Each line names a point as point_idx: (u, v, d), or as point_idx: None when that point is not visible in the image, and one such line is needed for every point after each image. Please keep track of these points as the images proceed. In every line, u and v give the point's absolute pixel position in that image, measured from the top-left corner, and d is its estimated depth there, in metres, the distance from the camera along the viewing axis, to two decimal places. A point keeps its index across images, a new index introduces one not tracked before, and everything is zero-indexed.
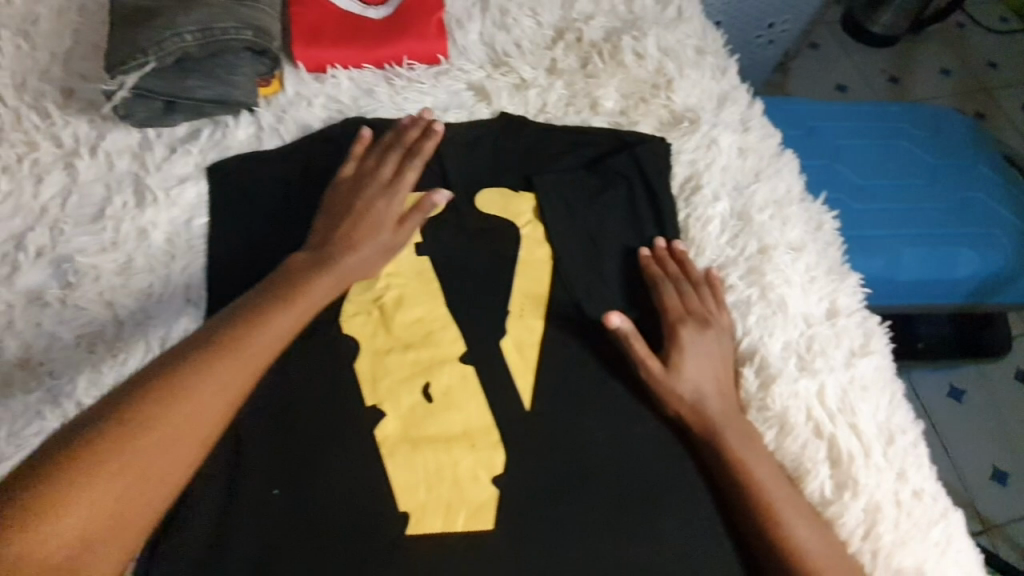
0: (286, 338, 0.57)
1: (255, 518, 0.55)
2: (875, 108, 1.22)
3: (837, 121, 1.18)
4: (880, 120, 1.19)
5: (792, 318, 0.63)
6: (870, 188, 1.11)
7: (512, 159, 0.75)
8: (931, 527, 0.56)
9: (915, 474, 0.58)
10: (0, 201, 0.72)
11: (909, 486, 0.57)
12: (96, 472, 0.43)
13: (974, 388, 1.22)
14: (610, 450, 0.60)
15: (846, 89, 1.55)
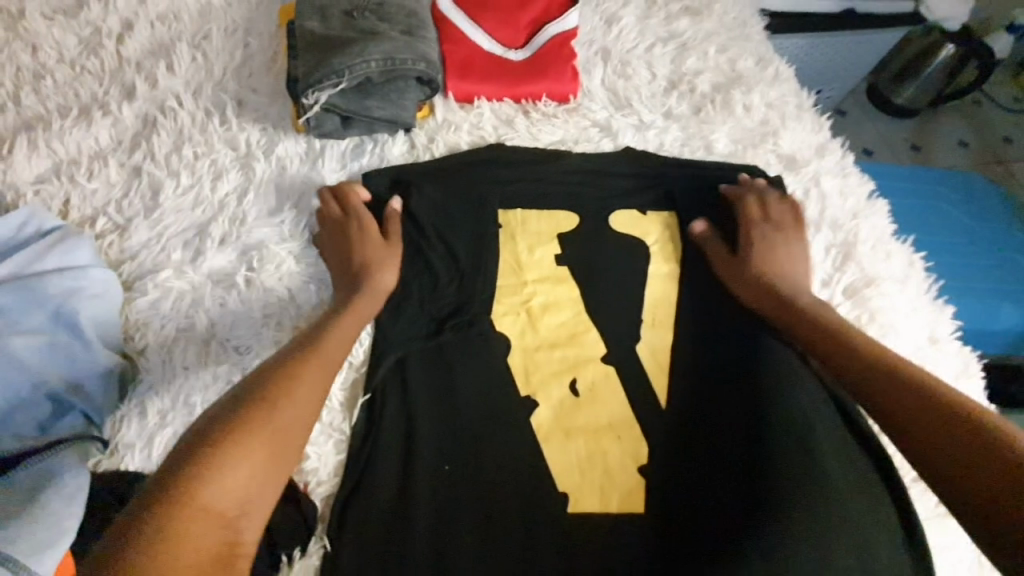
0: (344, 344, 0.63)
1: (431, 487, 0.61)
2: (921, 172, 1.34)
3: (890, 183, 1.30)
4: (925, 182, 1.32)
5: (903, 340, 0.71)
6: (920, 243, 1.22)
7: (638, 187, 0.83)
8: None
9: None
10: (183, 194, 0.80)
11: None
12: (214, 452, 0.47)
13: None
14: (745, 444, 0.64)
15: (871, 152, 1.69)
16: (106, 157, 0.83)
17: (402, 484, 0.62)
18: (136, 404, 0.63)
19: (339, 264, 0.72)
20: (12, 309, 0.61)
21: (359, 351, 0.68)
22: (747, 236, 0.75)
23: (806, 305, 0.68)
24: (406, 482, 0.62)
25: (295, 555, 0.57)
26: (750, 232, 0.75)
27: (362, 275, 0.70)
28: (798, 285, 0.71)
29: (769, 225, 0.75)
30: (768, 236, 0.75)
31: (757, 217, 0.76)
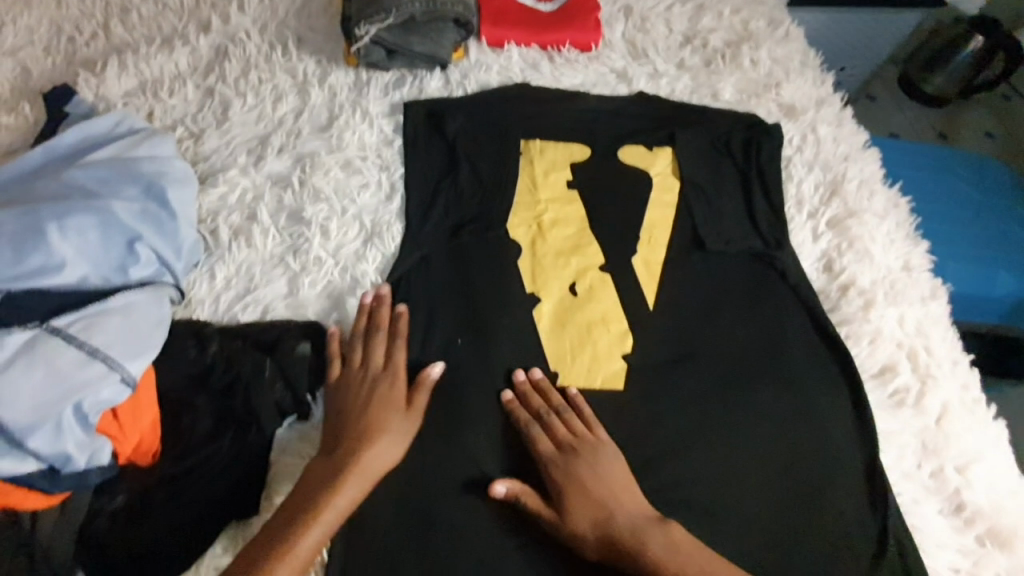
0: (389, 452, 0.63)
1: (442, 354, 0.72)
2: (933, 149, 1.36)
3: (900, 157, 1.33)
4: (935, 159, 1.34)
5: (877, 265, 0.78)
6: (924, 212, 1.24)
7: (647, 126, 0.92)
8: (989, 427, 0.70)
9: (976, 387, 0.72)
10: (248, 111, 0.92)
11: (972, 393, 0.71)
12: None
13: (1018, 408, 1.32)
14: (717, 342, 0.73)
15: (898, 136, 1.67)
16: (185, 79, 0.96)
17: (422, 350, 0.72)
18: (205, 270, 0.76)
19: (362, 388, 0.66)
20: (111, 180, 0.73)
21: (392, 244, 0.79)
22: (533, 452, 0.66)
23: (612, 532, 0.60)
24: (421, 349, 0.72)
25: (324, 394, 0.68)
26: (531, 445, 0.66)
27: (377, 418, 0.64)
28: (602, 502, 0.62)
29: (547, 433, 0.67)
30: (548, 441, 0.66)
31: (537, 426, 0.67)
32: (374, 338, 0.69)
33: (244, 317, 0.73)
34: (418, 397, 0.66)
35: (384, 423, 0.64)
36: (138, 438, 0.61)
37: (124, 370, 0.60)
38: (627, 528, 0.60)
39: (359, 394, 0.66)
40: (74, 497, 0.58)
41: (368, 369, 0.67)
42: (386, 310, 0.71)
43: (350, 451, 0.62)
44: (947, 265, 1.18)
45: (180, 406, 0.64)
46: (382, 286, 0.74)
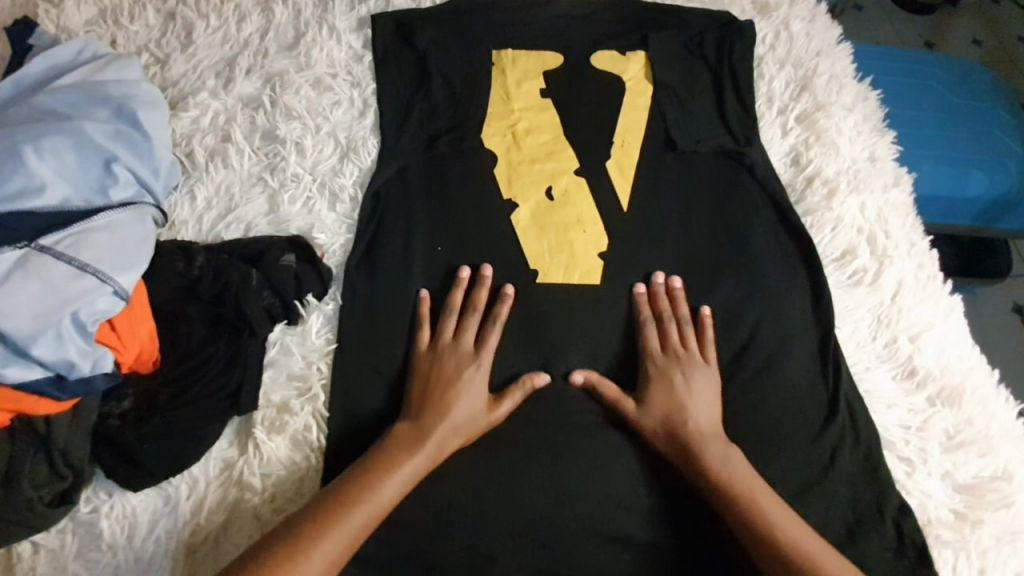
0: (472, 419, 0.64)
1: (425, 259, 0.74)
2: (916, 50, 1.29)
3: (879, 57, 1.25)
4: (920, 58, 1.25)
5: (843, 157, 0.80)
6: (900, 114, 1.19)
7: (620, 29, 0.91)
8: (942, 300, 0.74)
9: (930, 265, 0.76)
10: (212, 33, 0.90)
11: (926, 271, 0.76)
12: (332, 527, 0.54)
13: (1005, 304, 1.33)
14: (686, 237, 0.76)
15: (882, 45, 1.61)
16: (144, 4, 0.93)
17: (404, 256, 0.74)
18: (185, 192, 0.77)
19: (425, 349, 0.68)
20: (81, 104, 0.73)
21: (368, 158, 0.80)
22: (645, 376, 0.68)
23: (701, 471, 0.62)
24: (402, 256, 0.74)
25: (311, 299, 0.70)
26: (650, 369, 0.68)
27: (450, 376, 0.65)
28: (694, 434, 0.64)
29: (668, 358, 0.68)
30: (689, 370, 0.68)
31: (660, 348, 0.69)
32: (468, 318, 0.70)
33: (228, 235, 0.75)
34: (513, 394, 0.67)
35: (464, 396, 0.64)
36: (139, 349, 0.64)
37: (116, 283, 0.62)
38: (722, 463, 0.62)
39: (443, 369, 0.66)
40: (83, 403, 0.61)
41: (460, 348, 0.68)
42: (484, 293, 0.71)
43: (432, 415, 0.63)
44: (923, 170, 1.14)
45: (173, 319, 0.67)
46: (482, 266, 0.74)
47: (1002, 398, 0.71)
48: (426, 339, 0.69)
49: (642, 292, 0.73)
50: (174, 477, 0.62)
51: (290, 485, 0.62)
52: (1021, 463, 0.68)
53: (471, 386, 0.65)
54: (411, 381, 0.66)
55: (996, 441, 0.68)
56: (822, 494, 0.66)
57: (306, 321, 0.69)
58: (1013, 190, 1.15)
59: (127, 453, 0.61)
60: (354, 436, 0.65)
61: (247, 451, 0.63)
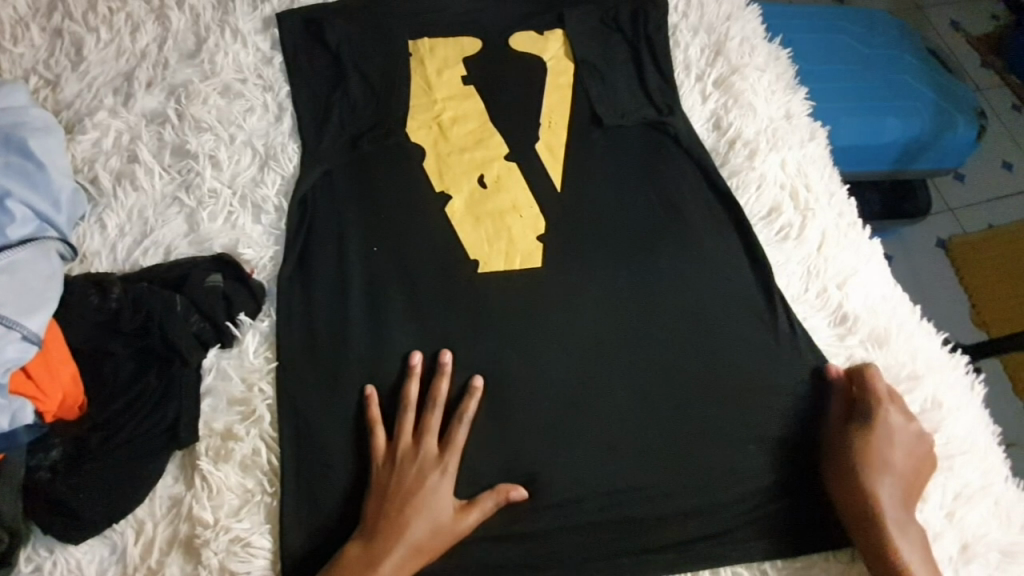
0: (448, 531, 0.60)
1: (362, 262, 0.72)
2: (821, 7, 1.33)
3: (786, 18, 1.28)
4: (824, 14, 1.30)
5: (761, 117, 0.82)
6: (812, 71, 1.23)
7: (535, 7, 0.89)
8: (863, 245, 0.79)
9: (849, 214, 0.80)
10: (105, 48, 0.84)
11: (846, 220, 0.79)
12: None
13: (927, 239, 1.41)
14: (620, 212, 0.77)
15: None
16: (25, 23, 0.86)
17: (339, 261, 0.72)
18: (94, 220, 0.72)
19: (383, 460, 0.62)
20: None
21: (289, 164, 0.77)
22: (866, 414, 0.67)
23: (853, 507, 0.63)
24: (335, 261, 0.72)
25: (245, 319, 0.66)
26: (875, 414, 0.66)
27: (410, 489, 0.61)
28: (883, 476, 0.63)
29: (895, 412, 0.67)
30: (918, 429, 0.66)
31: (888, 401, 0.67)
32: (429, 417, 0.65)
33: (147, 261, 0.70)
34: (483, 502, 0.63)
35: (425, 506, 0.60)
36: (63, 394, 0.60)
37: (24, 327, 0.58)
38: (897, 528, 0.61)
39: (402, 480, 0.61)
40: (8, 459, 0.57)
41: (424, 451, 0.63)
42: (446, 382, 0.66)
43: (386, 538, 0.58)
44: (837, 123, 1.19)
45: (97, 358, 0.63)
46: (439, 352, 0.68)
47: (922, 329, 0.76)
48: (382, 448, 0.63)
49: (838, 373, 0.71)
50: (117, 523, 0.58)
51: (246, 517, 0.60)
52: (946, 389, 0.72)
53: (432, 498, 0.61)
54: (366, 496, 0.61)
55: (924, 373, 0.72)
56: (767, 443, 0.69)
57: (242, 341, 0.66)
58: (922, 131, 1.22)
59: (62, 504, 0.57)
60: (306, 452, 0.63)
61: (194, 485, 0.60)
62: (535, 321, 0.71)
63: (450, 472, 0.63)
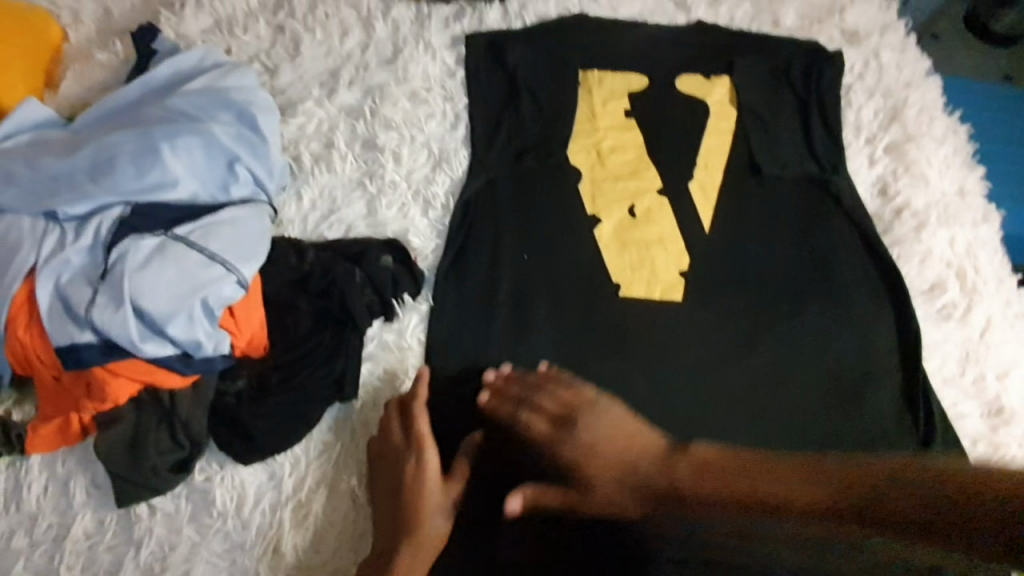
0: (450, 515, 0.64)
1: (512, 267, 0.77)
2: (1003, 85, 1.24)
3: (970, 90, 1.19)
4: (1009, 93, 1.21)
5: (933, 189, 0.79)
6: (989, 151, 1.14)
7: (705, 53, 0.92)
8: None
9: (1018, 303, 0.75)
10: (317, 45, 0.96)
11: (1013, 309, 0.75)
12: None
13: None
14: (768, 260, 0.77)
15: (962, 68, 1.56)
16: (256, 17, 1.00)
17: (491, 261, 0.77)
18: (293, 192, 0.83)
19: (385, 461, 0.65)
20: (207, 108, 0.79)
21: (459, 168, 0.85)
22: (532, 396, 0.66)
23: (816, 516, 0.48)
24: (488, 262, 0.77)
25: (407, 298, 0.74)
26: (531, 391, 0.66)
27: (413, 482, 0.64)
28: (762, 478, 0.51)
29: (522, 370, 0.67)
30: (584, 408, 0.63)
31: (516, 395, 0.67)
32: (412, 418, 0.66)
33: (330, 234, 0.80)
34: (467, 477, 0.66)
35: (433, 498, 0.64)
36: (252, 334, 0.69)
37: (239, 273, 0.68)
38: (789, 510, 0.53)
39: (408, 478, 0.64)
40: (203, 380, 0.67)
41: (417, 447, 0.65)
42: (421, 385, 0.68)
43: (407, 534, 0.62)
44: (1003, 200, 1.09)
45: (283, 309, 0.72)
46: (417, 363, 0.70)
47: None
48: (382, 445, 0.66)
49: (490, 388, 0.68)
50: (279, 454, 0.66)
51: None
52: None
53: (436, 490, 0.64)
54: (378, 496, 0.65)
55: None
56: None
57: (403, 319, 0.73)
58: None
59: (241, 429, 0.66)
60: (441, 430, 0.70)
61: (346, 437, 0.68)
62: (671, 352, 0.73)
63: (444, 460, 0.66)
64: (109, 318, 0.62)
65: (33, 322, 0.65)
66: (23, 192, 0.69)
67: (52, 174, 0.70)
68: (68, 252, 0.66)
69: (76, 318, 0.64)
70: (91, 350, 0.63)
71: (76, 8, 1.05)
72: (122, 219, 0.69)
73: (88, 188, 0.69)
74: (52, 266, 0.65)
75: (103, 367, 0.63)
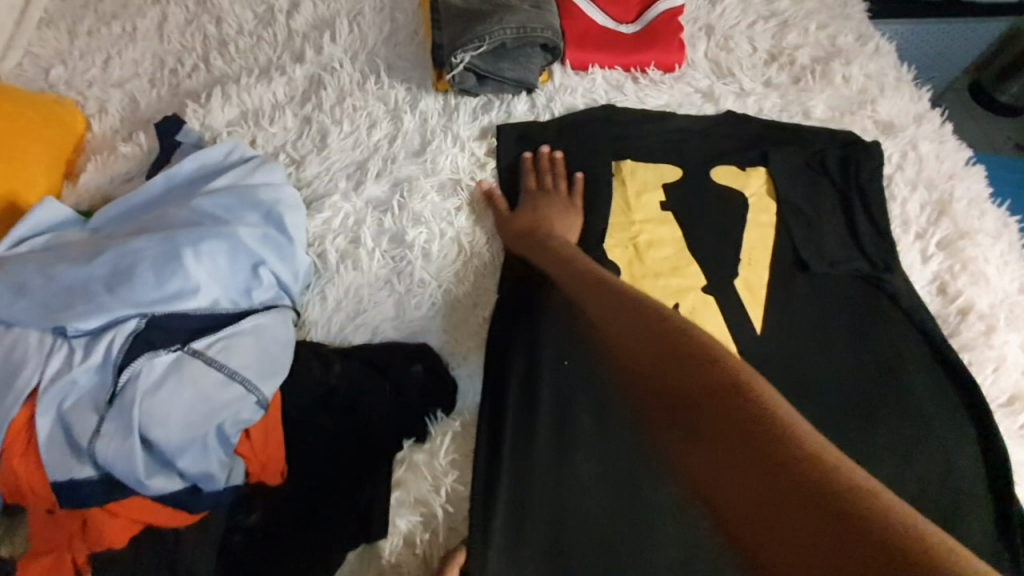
0: None
1: (553, 375, 0.71)
2: None
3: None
4: None
5: (994, 289, 0.77)
6: None
7: (739, 144, 0.90)
8: None
9: None
10: (345, 137, 0.95)
11: None
12: None
13: None
14: (827, 368, 0.72)
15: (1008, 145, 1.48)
16: (283, 108, 1.00)
17: (531, 368, 0.72)
18: (317, 291, 0.78)
19: None
20: (234, 208, 0.76)
21: (491, 265, 0.82)
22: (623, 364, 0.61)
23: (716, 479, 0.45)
24: (528, 369, 0.71)
25: (440, 415, 0.68)
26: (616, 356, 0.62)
27: None
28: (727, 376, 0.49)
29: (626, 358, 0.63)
30: None
31: None
32: None
33: (356, 338, 0.75)
34: None
35: None
36: (267, 458, 0.63)
37: (260, 392, 0.63)
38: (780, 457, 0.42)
39: None
40: (212, 515, 0.61)
41: None
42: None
43: None
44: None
45: (305, 428, 0.66)
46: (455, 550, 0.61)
47: None
48: None
49: None
50: None
51: None
52: None
53: None
54: None
55: None
56: None
57: (435, 438, 0.66)
58: None
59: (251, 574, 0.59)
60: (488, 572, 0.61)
61: None
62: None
63: None
64: (116, 450, 0.57)
65: (31, 450, 0.59)
66: (33, 304, 0.65)
67: (66, 284, 0.66)
68: (75, 372, 0.61)
69: (79, 450, 0.59)
70: (93, 487, 0.58)
71: (103, 99, 1.06)
72: (136, 332, 0.64)
73: (103, 299, 0.65)
74: (56, 390, 0.60)
75: (103, 507, 0.58)
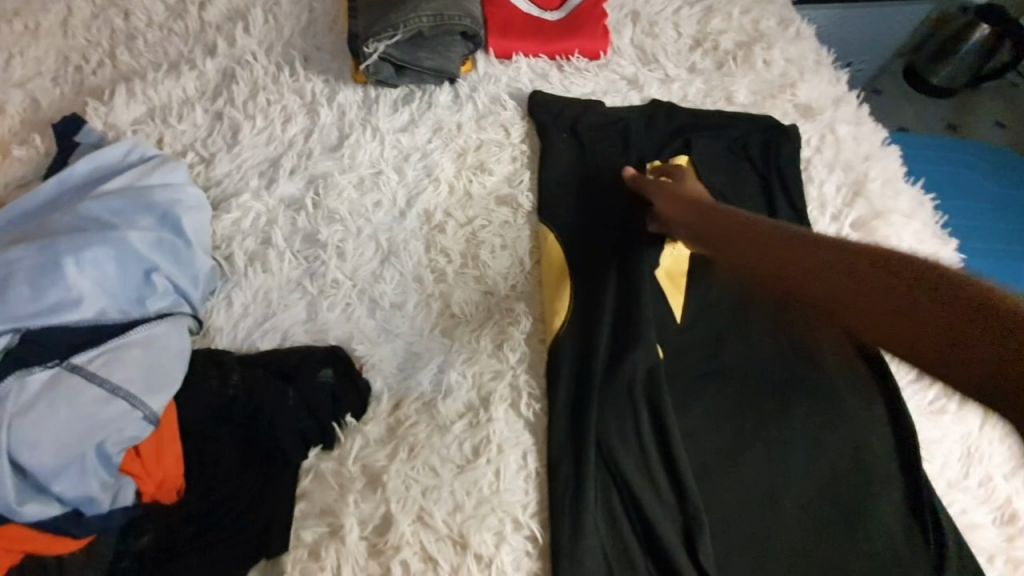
0: None
1: (467, 363, 0.70)
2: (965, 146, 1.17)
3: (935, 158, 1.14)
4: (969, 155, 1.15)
5: None
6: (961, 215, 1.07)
7: (665, 131, 0.89)
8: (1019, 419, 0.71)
9: None
10: (258, 133, 0.90)
11: None
12: None
13: None
14: (741, 346, 0.73)
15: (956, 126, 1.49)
16: (193, 104, 0.94)
17: (601, 442, 0.64)
18: (222, 297, 0.74)
19: None
20: (125, 210, 0.71)
21: (410, 262, 0.78)
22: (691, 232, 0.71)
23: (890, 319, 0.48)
24: (577, 423, 0.65)
25: (349, 420, 0.66)
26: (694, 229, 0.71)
27: None
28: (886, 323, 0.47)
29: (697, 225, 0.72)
30: None
31: None
32: None
33: (263, 344, 0.71)
34: None
35: None
36: (163, 475, 0.60)
37: (146, 407, 0.59)
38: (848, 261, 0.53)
39: None
40: (100, 539, 0.57)
41: None
42: None
43: None
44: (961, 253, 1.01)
45: (207, 442, 0.63)
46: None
47: None
48: None
49: None
50: None
51: None
52: None
53: None
54: None
55: None
56: None
57: (342, 445, 0.64)
58: None
59: None
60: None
61: None
62: (807, 536, 0.64)
63: None
64: None
65: None
66: None
67: None
68: None
69: None
70: None
71: None
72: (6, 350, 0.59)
73: None
74: None
75: None
